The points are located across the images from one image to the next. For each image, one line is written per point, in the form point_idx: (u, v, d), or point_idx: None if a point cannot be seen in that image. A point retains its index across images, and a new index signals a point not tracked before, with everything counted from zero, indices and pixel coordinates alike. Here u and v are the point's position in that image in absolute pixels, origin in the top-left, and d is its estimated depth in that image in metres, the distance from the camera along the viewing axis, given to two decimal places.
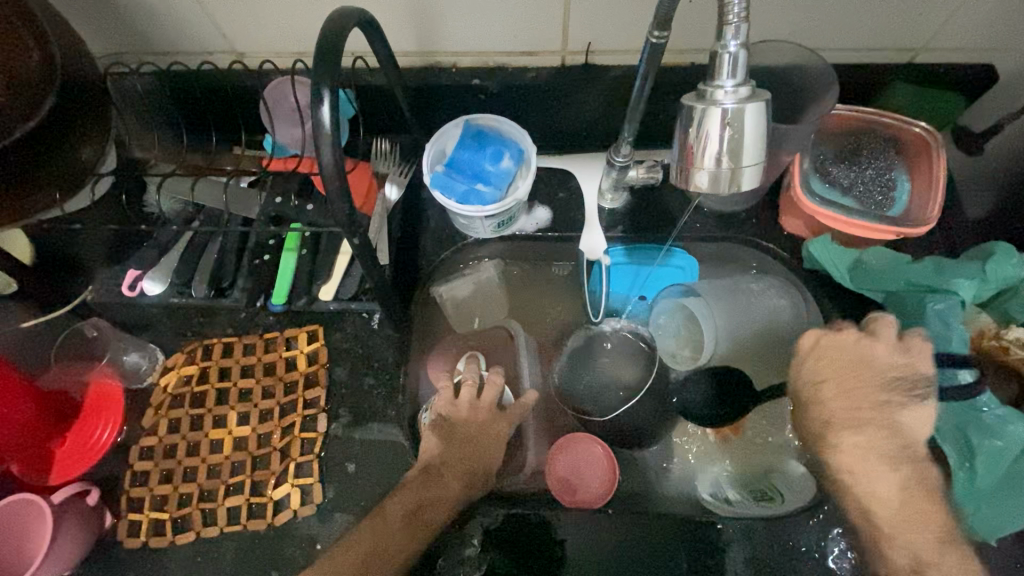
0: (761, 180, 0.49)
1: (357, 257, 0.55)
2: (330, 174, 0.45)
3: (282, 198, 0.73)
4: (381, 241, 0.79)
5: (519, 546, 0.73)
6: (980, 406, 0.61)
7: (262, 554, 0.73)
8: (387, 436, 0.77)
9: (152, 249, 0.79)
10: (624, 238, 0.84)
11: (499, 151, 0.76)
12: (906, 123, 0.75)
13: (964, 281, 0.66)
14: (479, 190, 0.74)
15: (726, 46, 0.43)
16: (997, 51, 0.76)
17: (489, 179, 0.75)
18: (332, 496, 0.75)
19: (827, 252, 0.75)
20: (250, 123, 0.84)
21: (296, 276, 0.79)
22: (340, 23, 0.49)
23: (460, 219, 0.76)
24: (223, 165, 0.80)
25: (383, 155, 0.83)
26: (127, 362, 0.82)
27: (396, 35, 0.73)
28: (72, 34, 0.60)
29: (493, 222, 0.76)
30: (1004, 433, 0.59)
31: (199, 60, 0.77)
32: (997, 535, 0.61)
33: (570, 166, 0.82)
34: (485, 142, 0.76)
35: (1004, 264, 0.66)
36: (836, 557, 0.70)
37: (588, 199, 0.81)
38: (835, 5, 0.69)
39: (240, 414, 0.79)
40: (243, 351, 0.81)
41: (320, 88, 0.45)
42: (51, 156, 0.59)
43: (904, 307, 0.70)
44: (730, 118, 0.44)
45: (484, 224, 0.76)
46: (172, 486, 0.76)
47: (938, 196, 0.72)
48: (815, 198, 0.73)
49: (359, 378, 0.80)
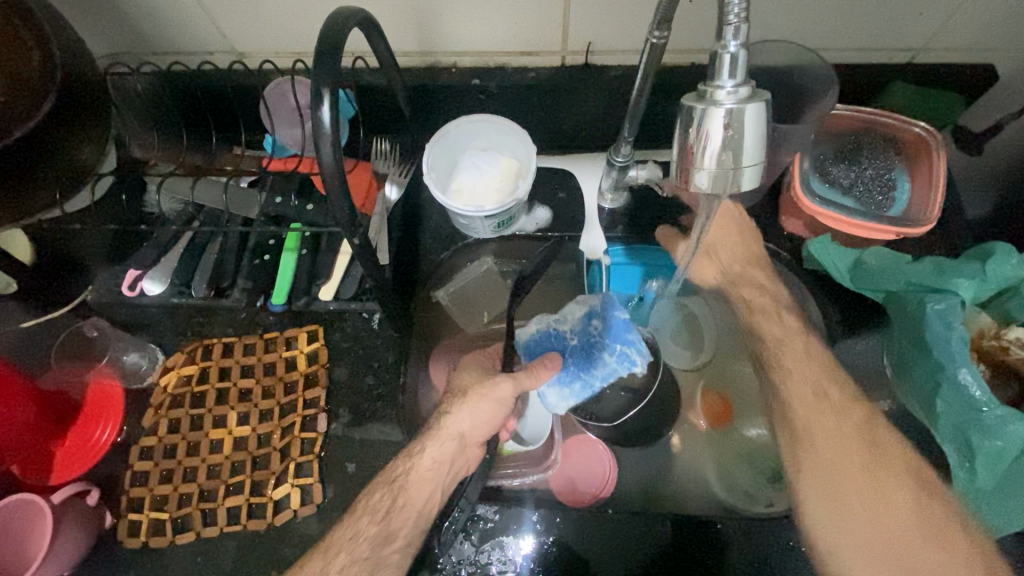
0: (761, 180, 0.49)
1: (357, 257, 0.55)
2: (330, 174, 0.45)
3: (282, 198, 0.73)
4: (380, 240, 0.79)
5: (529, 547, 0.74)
6: (980, 406, 0.58)
7: (261, 554, 0.73)
8: (386, 435, 0.77)
9: (150, 248, 0.78)
10: (624, 237, 0.84)
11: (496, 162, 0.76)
12: (906, 124, 0.75)
13: (964, 281, 0.64)
14: (606, 309, 0.75)
15: (726, 47, 0.43)
16: (997, 51, 0.76)
17: (627, 338, 0.73)
18: (332, 496, 0.75)
19: (827, 252, 0.75)
20: (251, 123, 0.84)
21: (296, 278, 0.78)
22: (340, 22, 0.49)
23: (530, 327, 0.77)
24: (224, 165, 0.80)
25: (383, 155, 0.83)
26: (127, 362, 0.81)
27: (396, 34, 0.73)
28: (72, 34, 0.60)
29: (582, 300, 0.78)
30: (1005, 434, 0.57)
31: (199, 60, 0.77)
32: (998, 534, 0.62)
33: (569, 164, 0.86)
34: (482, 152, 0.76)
35: (1004, 264, 0.64)
36: None
37: (589, 200, 0.83)
38: (834, 5, 0.69)
39: (240, 413, 0.79)
40: (243, 351, 0.81)
41: (320, 88, 0.45)
42: (52, 157, 0.59)
43: (903, 306, 0.67)
44: (730, 118, 0.44)
45: (576, 313, 0.77)
46: (172, 486, 0.76)
47: (938, 196, 0.72)
48: (815, 198, 0.73)
49: (359, 378, 0.80)
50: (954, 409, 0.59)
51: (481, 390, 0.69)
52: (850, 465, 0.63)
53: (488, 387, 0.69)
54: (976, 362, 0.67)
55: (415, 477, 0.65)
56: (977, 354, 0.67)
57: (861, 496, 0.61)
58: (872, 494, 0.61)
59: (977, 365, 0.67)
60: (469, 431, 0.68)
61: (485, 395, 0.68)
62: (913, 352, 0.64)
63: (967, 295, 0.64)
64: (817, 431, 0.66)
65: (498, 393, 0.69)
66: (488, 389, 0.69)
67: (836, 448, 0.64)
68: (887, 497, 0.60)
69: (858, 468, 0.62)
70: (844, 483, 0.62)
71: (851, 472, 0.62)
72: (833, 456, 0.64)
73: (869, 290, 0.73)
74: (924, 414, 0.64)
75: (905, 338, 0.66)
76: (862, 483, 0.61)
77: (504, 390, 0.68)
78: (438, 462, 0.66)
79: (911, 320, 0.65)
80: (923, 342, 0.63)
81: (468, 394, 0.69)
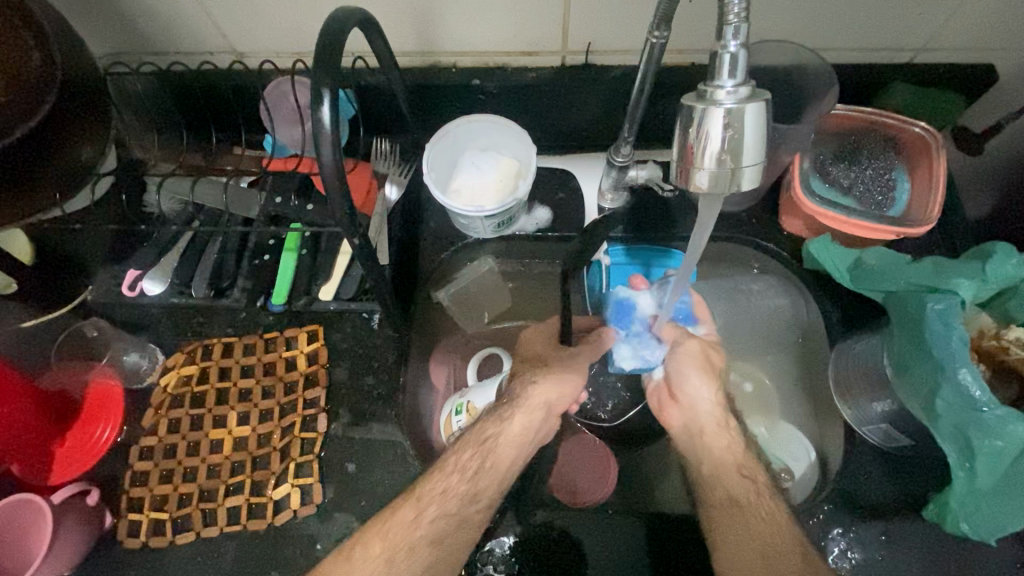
0: (762, 180, 0.49)
1: (358, 256, 0.55)
2: (330, 174, 0.45)
3: (281, 198, 0.72)
4: (380, 240, 0.78)
5: (530, 549, 0.73)
6: (980, 406, 0.57)
7: (261, 554, 0.73)
8: (387, 435, 0.77)
9: (152, 249, 0.79)
10: (625, 238, 0.84)
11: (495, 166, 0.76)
12: (906, 124, 0.75)
13: (964, 281, 0.63)
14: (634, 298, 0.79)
15: (726, 46, 0.43)
16: (996, 51, 0.76)
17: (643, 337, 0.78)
18: (332, 496, 0.75)
19: (827, 252, 0.75)
20: (251, 123, 0.84)
21: (296, 278, 0.78)
22: (341, 22, 0.49)
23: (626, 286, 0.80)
24: (224, 165, 0.80)
25: (383, 155, 0.84)
26: (126, 362, 0.82)
27: (395, 35, 0.73)
28: (73, 35, 0.60)
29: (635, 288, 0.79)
30: (1005, 434, 0.57)
31: (199, 60, 0.77)
32: (998, 535, 0.62)
33: (570, 165, 0.87)
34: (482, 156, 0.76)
35: (1004, 264, 0.63)
36: (836, 557, 0.70)
37: (589, 200, 0.85)
38: (834, 5, 0.69)
39: (240, 414, 0.79)
40: (243, 351, 0.81)
41: (320, 88, 0.45)
42: (52, 156, 0.59)
43: (903, 305, 0.66)
44: (730, 118, 0.44)
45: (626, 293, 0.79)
46: (172, 486, 0.76)
47: (938, 196, 0.72)
48: (815, 198, 0.73)
49: (359, 378, 0.80)
50: (954, 410, 0.59)
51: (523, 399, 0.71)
52: (746, 478, 0.68)
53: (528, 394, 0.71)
54: (976, 362, 0.67)
55: (491, 458, 0.67)
56: (976, 353, 0.68)
57: (751, 508, 0.65)
58: (753, 506, 0.65)
59: (977, 365, 0.67)
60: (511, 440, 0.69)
61: (530, 407, 0.71)
62: (913, 353, 0.64)
63: (967, 295, 0.63)
64: (717, 442, 0.72)
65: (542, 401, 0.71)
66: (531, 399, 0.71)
67: (729, 458, 0.71)
68: (768, 510, 0.64)
69: (752, 483, 0.67)
70: (739, 493, 0.67)
71: (746, 486, 0.67)
72: (730, 467, 0.70)
73: (869, 290, 0.72)
74: (922, 415, 0.63)
75: (904, 338, 0.65)
76: (748, 495, 0.66)
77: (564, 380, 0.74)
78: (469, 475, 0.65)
79: (911, 320, 0.64)
80: (923, 342, 0.62)
81: (512, 403, 0.71)
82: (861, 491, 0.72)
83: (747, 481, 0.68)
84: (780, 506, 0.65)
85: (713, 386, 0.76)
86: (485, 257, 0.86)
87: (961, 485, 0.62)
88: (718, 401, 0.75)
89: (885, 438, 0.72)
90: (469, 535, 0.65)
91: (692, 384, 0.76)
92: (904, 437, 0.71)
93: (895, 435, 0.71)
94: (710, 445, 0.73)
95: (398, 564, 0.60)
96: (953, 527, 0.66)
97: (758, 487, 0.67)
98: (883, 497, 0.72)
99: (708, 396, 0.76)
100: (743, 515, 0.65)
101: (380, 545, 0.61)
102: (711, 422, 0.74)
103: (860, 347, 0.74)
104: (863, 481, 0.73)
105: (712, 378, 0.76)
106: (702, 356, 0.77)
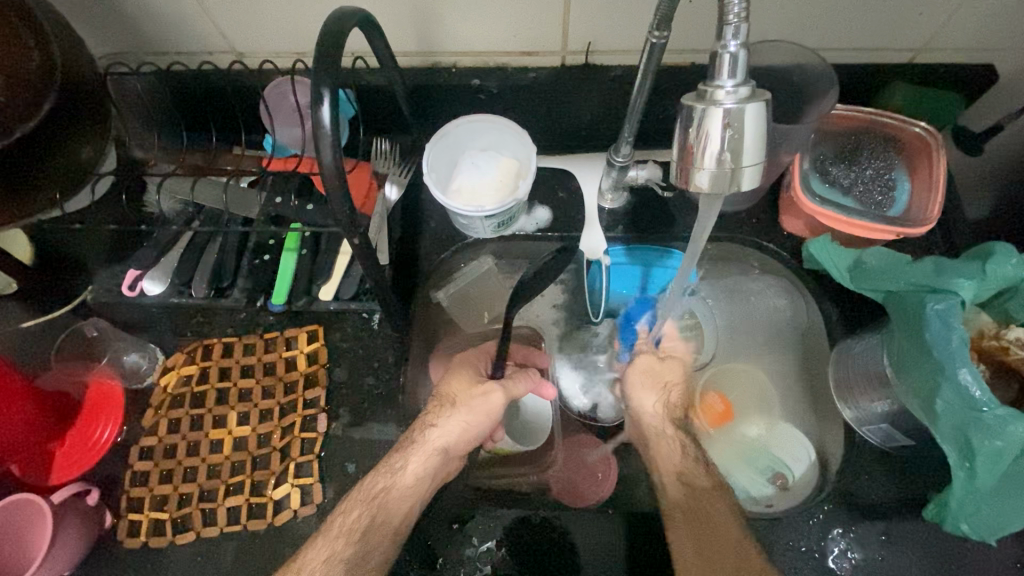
0: (762, 180, 0.49)
1: (357, 256, 0.55)
2: (330, 174, 0.45)
3: (282, 198, 0.73)
4: (380, 240, 0.78)
5: (526, 550, 0.73)
6: (980, 406, 0.57)
7: (261, 554, 0.73)
8: (386, 435, 0.77)
9: (151, 247, 0.78)
10: (626, 238, 0.83)
11: (495, 169, 0.76)
12: (906, 124, 0.75)
13: (964, 281, 0.62)
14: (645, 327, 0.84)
15: (726, 47, 0.43)
16: (997, 51, 0.76)
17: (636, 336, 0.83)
18: (332, 496, 0.75)
19: (827, 252, 0.75)
20: (251, 122, 0.84)
21: (296, 277, 0.78)
22: (340, 22, 0.49)
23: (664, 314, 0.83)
24: (224, 165, 0.80)
25: (383, 155, 0.83)
26: (127, 362, 0.82)
27: (396, 35, 0.73)
28: (72, 34, 0.60)
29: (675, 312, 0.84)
30: (1004, 434, 0.56)
31: (199, 60, 0.77)
32: (998, 534, 0.62)
33: (569, 164, 0.85)
34: (483, 163, 0.76)
35: (1004, 264, 0.63)
36: (836, 558, 0.70)
37: (588, 199, 0.82)
38: (835, 5, 0.69)
39: (240, 414, 0.79)
40: (243, 351, 0.81)
41: (320, 88, 0.45)
42: (51, 156, 0.59)
43: (903, 306, 0.66)
44: (730, 118, 0.44)
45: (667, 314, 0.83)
46: (172, 486, 0.76)
47: (938, 196, 0.72)
48: (815, 198, 0.73)
49: (359, 378, 0.80)
50: (954, 410, 0.59)
51: (472, 400, 0.73)
52: (686, 483, 0.66)
53: (475, 397, 0.73)
54: (976, 361, 0.67)
55: (396, 494, 0.65)
56: (977, 353, 0.67)
57: (702, 512, 0.62)
58: (697, 508, 0.63)
59: (977, 365, 0.67)
60: (451, 443, 0.70)
61: (473, 409, 0.72)
62: (913, 354, 0.63)
63: (968, 295, 0.62)
64: (659, 450, 0.71)
65: (487, 405, 0.73)
66: (477, 401, 0.73)
67: (672, 466, 0.69)
68: (706, 509, 0.63)
69: (691, 488, 0.65)
70: (680, 497, 0.65)
71: (686, 491, 0.65)
72: (672, 474, 0.68)
73: (869, 290, 0.72)
74: (922, 415, 0.63)
75: (904, 339, 0.65)
76: (690, 499, 0.64)
77: (495, 401, 0.73)
78: (419, 476, 0.67)
79: (910, 320, 0.64)
80: (922, 342, 0.62)
81: (456, 404, 0.72)
82: (861, 491, 0.72)
83: (686, 486, 0.66)
84: (723, 505, 0.63)
85: (655, 396, 0.76)
86: (483, 256, 0.87)
87: (961, 486, 0.62)
88: (661, 411, 0.74)
89: (885, 438, 0.72)
90: (412, 508, 0.65)
91: (637, 399, 0.76)
92: (904, 437, 0.71)
93: (895, 434, 0.71)
94: (654, 453, 0.71)
95: (381, 561, 0.61)
96: (953, 527, 0.66)
97: (697, 490, 0.65)
98: (883, 497, 0.72)
99: (653, 407, 0.75)
100: (687, 517, 0.63)
101: (342, 540, 0.60)
102: (653, 432, 0.73)
103: (860, 348, 0.74)
104: (863, 481, 0.73)
105: (655, 390, 0.76)
106: (644, 374, 0.78)
